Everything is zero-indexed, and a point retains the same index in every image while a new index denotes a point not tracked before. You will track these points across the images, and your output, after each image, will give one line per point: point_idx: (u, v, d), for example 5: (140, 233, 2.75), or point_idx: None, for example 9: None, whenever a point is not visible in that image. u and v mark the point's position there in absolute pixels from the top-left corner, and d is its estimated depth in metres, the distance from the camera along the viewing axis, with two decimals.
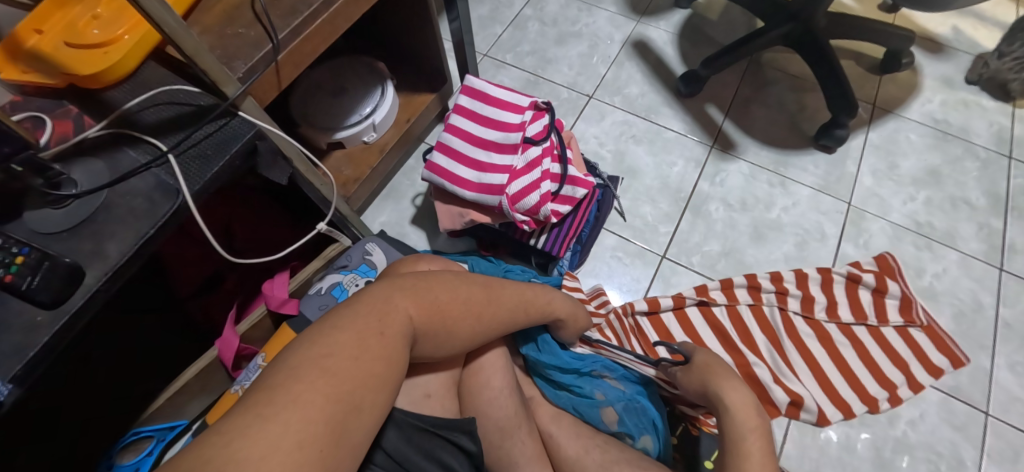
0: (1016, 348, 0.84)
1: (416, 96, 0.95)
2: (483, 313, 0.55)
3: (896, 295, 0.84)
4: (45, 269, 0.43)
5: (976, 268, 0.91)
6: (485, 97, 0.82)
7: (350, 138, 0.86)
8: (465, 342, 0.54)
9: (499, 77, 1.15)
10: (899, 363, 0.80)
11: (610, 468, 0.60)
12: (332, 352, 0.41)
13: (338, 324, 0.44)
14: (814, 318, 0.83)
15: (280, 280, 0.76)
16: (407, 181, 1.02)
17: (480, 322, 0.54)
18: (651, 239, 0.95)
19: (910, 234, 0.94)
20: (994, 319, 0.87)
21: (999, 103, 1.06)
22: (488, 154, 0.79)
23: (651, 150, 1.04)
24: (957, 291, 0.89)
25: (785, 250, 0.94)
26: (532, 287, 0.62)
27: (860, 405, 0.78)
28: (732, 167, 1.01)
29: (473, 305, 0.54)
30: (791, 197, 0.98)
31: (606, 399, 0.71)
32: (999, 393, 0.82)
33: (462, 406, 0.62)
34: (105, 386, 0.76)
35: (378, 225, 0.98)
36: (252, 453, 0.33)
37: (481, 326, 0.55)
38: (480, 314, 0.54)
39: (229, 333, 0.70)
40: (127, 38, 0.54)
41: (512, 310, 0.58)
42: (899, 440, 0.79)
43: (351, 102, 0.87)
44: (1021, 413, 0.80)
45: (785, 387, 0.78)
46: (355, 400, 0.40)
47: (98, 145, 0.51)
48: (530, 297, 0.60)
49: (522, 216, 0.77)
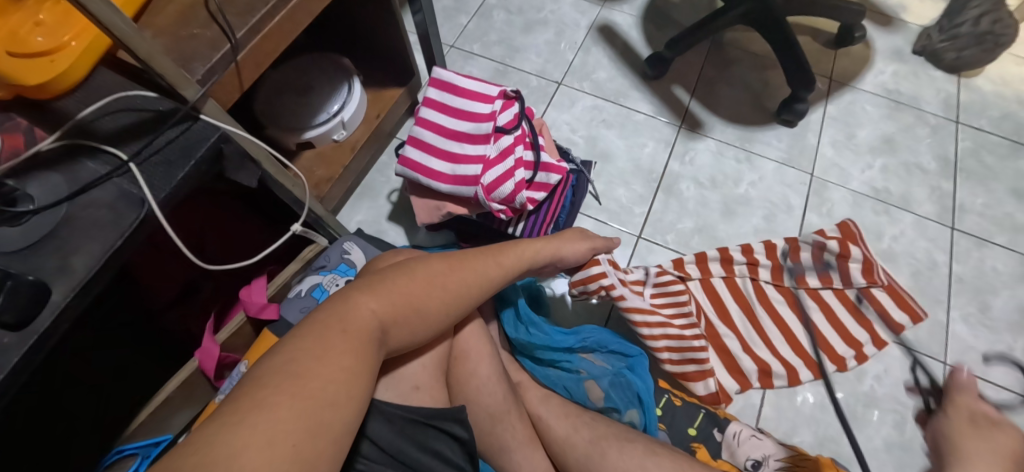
0: (969, 302, 0.90)
1: (385, 91, 0.94)
2: (448, 284, 0.55)
3: (860, 259, 0.87)
4: (6, 290, 0.41)
5: (930, 228, 0.96)
6: (454, 89, 0.82)
7: (319, 137, 0.85)
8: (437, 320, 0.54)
9: (467, 68, 1.14)
10: (865, 324, 0.85)
11: (600, 443, 0.61)
12: (294, 357, 0.42)
13: (301, 333, 0.45)
14: (783, 285, 0.87)
15: (258, 286, 0.74)
16: (382, 177, 1.00)
17: (448, 293, 0.54)
18: (627, 220, 0.97)
19: (870, 201, 0.98)
20: (948, 276, 0.92)
21: (945, 72, 1.12)
22: (461, 145, 0.80)
23: (621, 133, 1.05)
24: (914, 252, 0.94)
25: (754, 223, 0.97)
26: (502, 243, 0.62)
27: (828, 365, 0.84)
28: (700, 145, 1.04)
29: (433, 278, 0.54)
30: (757, 172, 1.01)
31: (591, 375, 0.76)
32: (956, 344, 0.87)
33: (452, 395, 0.63)
34: (81, 407, 0.72)
35: (355, 223, 0.97)
36: (221, 454, 0.33)
37: (451, 298, 0.54)
38: (444, 287, 0.54)
39: (206, 341, 0.69)
40: (75, 45, 0.51)
41: (481, 274, 0.57)
42: (867, 394, 0.84)
43: (317, 100, 0.85)
44: (974, 361, 0.86)
45: (751, 356, 0.83)
46: (329, 396, 0.40)
47: (54, 158, 0.49)
48: (500, 252, 0.60)
49: (498, 206, 0.77)
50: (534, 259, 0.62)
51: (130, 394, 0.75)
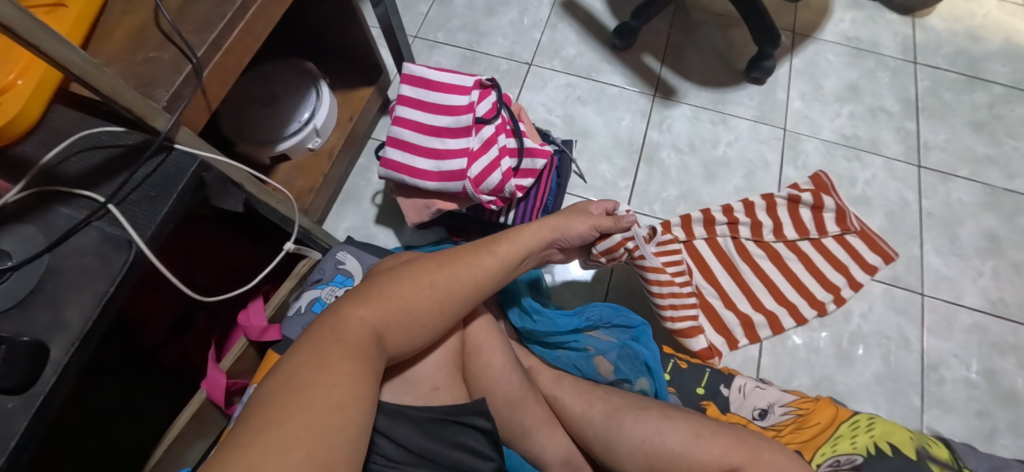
0: (939, 234, 0.95)
1: (355, 92, 0.91)
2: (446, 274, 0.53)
3: (832, 209, 0.91)
4: (2, 354, 0.39)
5: (899, 168, 1.00)
6: (428, 84, 0.80)
7: (294, 148, 0.82)
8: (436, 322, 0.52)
9: (434, 58, 1.11)
10: (839, 267, 0.89)
11: (616, 414, 0.63)
12: (295, 372, 0.42)
13: (300, 346, 0.45)
14: (763, 241, 0.90)
15: (255, 309, 0.73)
16: (363, 180, 0.98)
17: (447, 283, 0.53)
18: (614, 195, 0.98)
19: (841, 148, 1.02)
20: (919, 212, 0.97)
21: (899, 14, 1.15)
22: (442, 141, 0.79)
23: (598, 108, 1.05)
24: (886, 193, 0.98)
25: (735, 183, 0.99)
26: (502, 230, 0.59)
27: (808, 310, 0.88)
28: (676, 112, 1.05)
29: (422, 276, 0.52)
30: (732, 132, 1.03)
31: (599, 349, 0.77)
32: (930, 275, 0.93)
33: (470, 389, 0.64)
34: (87, 457, 0.70)
35: (343, 231, 0.95)
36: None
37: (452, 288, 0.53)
38: (434, 286, 0.51)
39: (213, 371, 0.68)
40: (24, 84, 0.47)
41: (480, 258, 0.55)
42: (854, 332, 0.89)
43: (286, 110, 0.83)
44: (948, 289, 0.92)
45: (734, 310, 0.86)
46: (336, 399, 0.41)
47: (23, 208, 0.45)
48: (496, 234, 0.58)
49: (488, 197, 0.77)
50: (530, 244, 0.58)
51: (138, 435, 0.73)
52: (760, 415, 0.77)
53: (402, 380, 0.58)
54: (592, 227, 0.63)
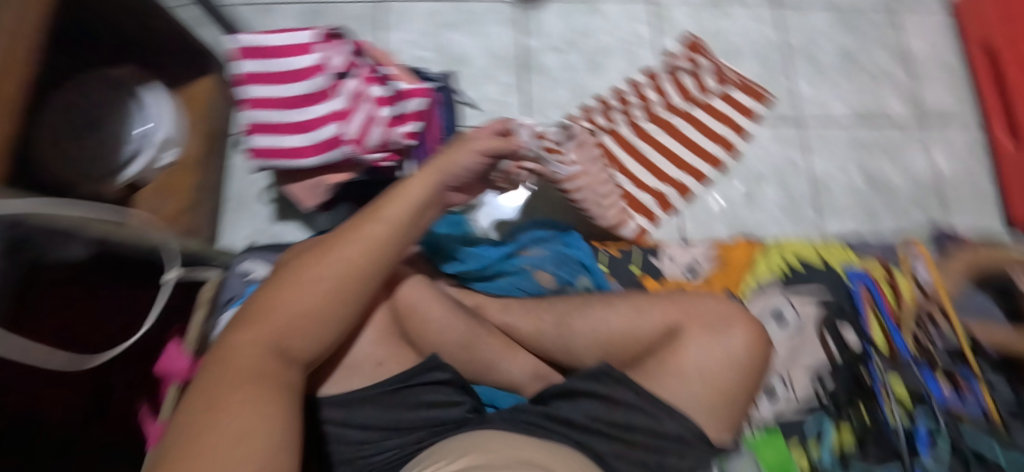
0: (804, 62, 1.02)
1: (192, 88, 0.83)
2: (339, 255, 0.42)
3: (708, 68, 0.98)
4: None
5: (758, 11, 1.05)
6: (265, 51, 0.72)
7: (144, 171, 0.74)
8: (341, 315, 0.42)
9: (272, 22, 0.98)
10: (726, 120, 0.96)
11: (567, 319, 0.64)
12: (172, 439, 0.31)
13: (181, 406, 0.35)
14: (657, 116, 0.95)
15: (172, 353, 0.66)
16: (245, 182, 0.90)
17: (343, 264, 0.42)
18: (509, 114, 0.96)
19: (705, 5, 1.04)
20: (783, 47, 1.03)
21: None
22: (305, 110, 0.72)
23: (467, 30, 1.00)
24: (753, 37, 1.03)
25: (619, 67, 1.00)
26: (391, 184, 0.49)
27: (711, 167, 0.94)
28: (543, 12, 1.02)
29: (301, 272, 0.41)
30: (604, 17, 1.02)
31: (533, 266, 0.77)
32: (804, 102, 1.00)
33: (417, 351, 0.57)
34: None
35: (244, 240, 0.88)
36: None
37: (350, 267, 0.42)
38: (320, 276, 0.41)
39: (154, 425, 0.64)
40: None
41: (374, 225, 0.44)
42: (755, 173, 0.96)
43: (117, 130, 0.72)
44: (821, 110, 1.00)
45: (648, 190, 0.91)
46: (228, 448, 0.30)
47: None
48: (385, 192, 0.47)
49: (377, 155, 0.71)
50: (425, 190, 0.47)
51: None
52: (692, 272, 0.82)
53: (343, 369, 0.53)
54: (480, 150, 0.54)
